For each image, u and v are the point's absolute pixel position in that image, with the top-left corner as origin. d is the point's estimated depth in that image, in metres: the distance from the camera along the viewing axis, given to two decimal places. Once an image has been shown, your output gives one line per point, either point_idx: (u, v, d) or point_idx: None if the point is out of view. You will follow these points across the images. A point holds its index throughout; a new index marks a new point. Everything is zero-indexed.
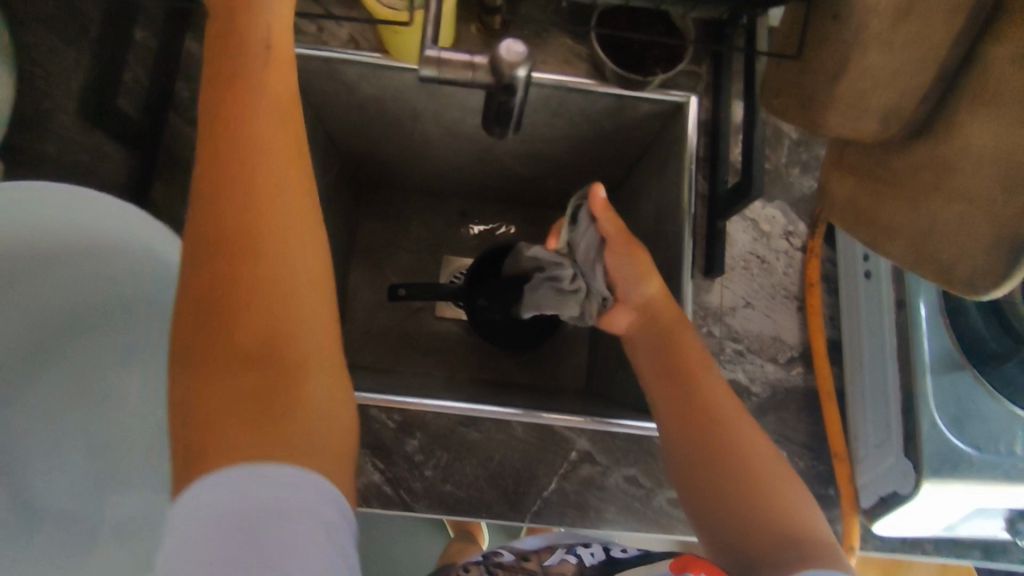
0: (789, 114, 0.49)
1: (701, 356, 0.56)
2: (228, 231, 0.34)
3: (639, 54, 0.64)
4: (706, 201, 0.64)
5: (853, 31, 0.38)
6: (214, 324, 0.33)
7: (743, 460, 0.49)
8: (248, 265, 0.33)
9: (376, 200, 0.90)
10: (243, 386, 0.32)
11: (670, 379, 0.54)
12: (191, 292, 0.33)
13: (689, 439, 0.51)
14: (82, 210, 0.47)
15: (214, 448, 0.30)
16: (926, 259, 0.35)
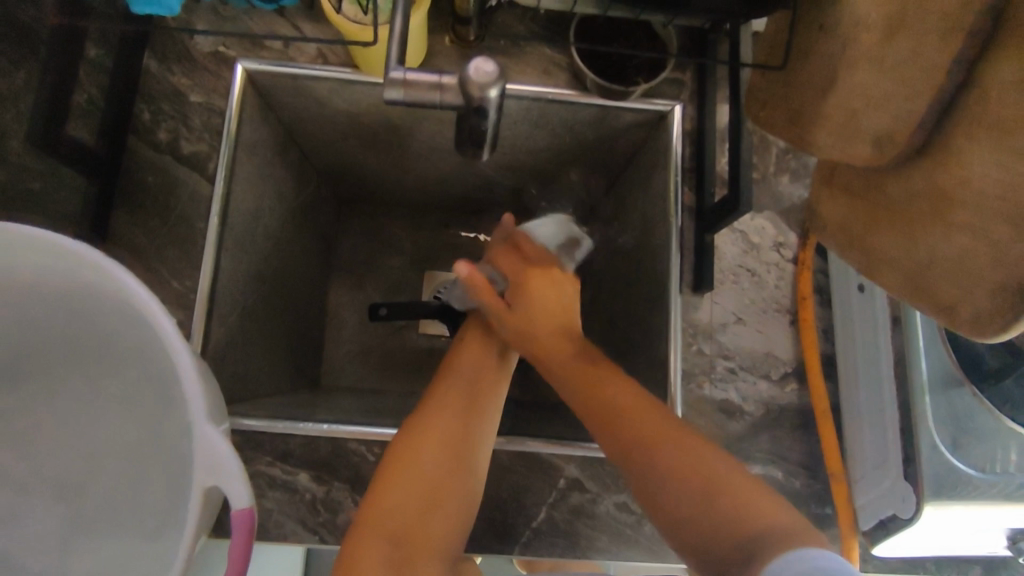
0: (775, 127, 0.47)
1: (624, 389, 0.49)
2: (460, 404, 0.53)
3: (620, 64, 0.62)
4: (693, 214, 0.61)
5: (840, 44, 0.37)
6: (419, 464, 0.48)
7: (703, 475, 0.44)
8: (470, 417, 0.52)
9: (356, 215, 0.87)
10: (427, 485, 0.47)
11: (601, 412, 0.49)
12: (448, 406, 0.53)
13: (645, 466, 0.46)
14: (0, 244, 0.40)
15: (387, 519, 0.45)
16: (926, 292, 0.36)
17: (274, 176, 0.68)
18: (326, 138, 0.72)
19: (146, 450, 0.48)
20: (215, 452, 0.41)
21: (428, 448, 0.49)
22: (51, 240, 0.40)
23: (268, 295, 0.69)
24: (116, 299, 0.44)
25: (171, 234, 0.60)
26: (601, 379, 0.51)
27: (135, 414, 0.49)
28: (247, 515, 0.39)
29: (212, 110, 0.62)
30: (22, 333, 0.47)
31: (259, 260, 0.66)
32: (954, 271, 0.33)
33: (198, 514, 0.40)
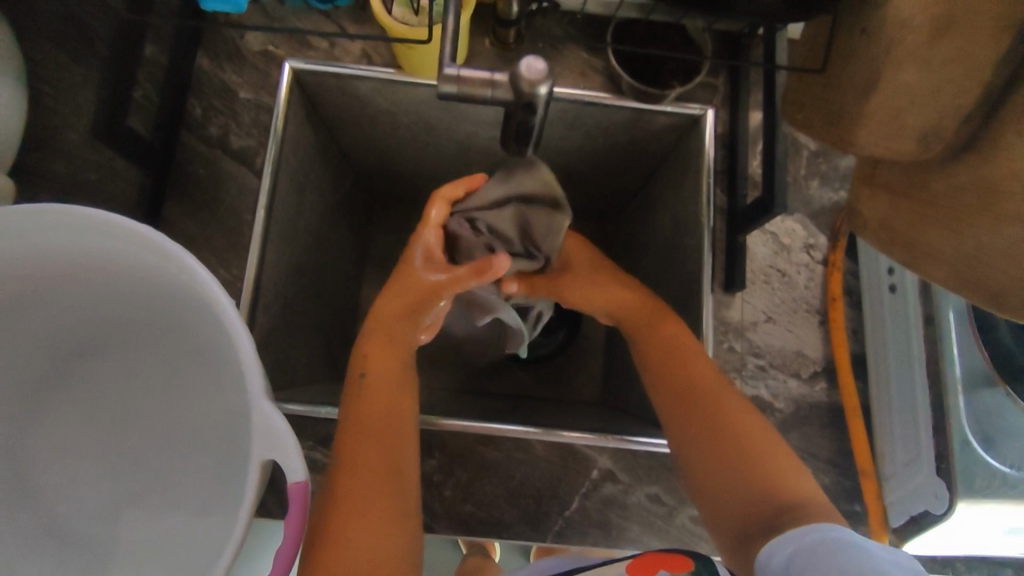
0: (812, 129, 0.49)
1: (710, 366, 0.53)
2: (374, 359, 0.51)
3: (656, 68, 0.64)
4: (725, 214, 0.63)
5: (883, 47, 0.39)
6: (356, 434, 0.46)
7: (765, 463, 0.46)
8: (383, 380, 0.50)
9: (388, 213, 0.89)
10: (372, 454, 0.45)
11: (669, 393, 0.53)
12: (371, 366, 0.50)
13: (704, 458, 0.48)
14: (64, 230, 0.43)
15: (344, 479, 0.44)
16: (976, 285, 0.37)
17: (314, 173, 0.70)
18: (366, 138, 0.74)
19: (182, 429, 0.51)
20: (269, 426, 0.42)
21: (368, 414, 0.48)
22: (123, 223, 0.43)
23: (307, 288, 0.71)
24: (171, 283, 0.46)
25: (218, 224, 0.62)
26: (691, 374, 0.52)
27: (184, 397, 0.51)
28: (301, 489, 0.41)
29: (262, 107, 0.64)
30: (85, 313, 0.50)
31: (300, 252, 0.68)
32: (1007, 260, 0.34)
33: (256, 484, 0.41)
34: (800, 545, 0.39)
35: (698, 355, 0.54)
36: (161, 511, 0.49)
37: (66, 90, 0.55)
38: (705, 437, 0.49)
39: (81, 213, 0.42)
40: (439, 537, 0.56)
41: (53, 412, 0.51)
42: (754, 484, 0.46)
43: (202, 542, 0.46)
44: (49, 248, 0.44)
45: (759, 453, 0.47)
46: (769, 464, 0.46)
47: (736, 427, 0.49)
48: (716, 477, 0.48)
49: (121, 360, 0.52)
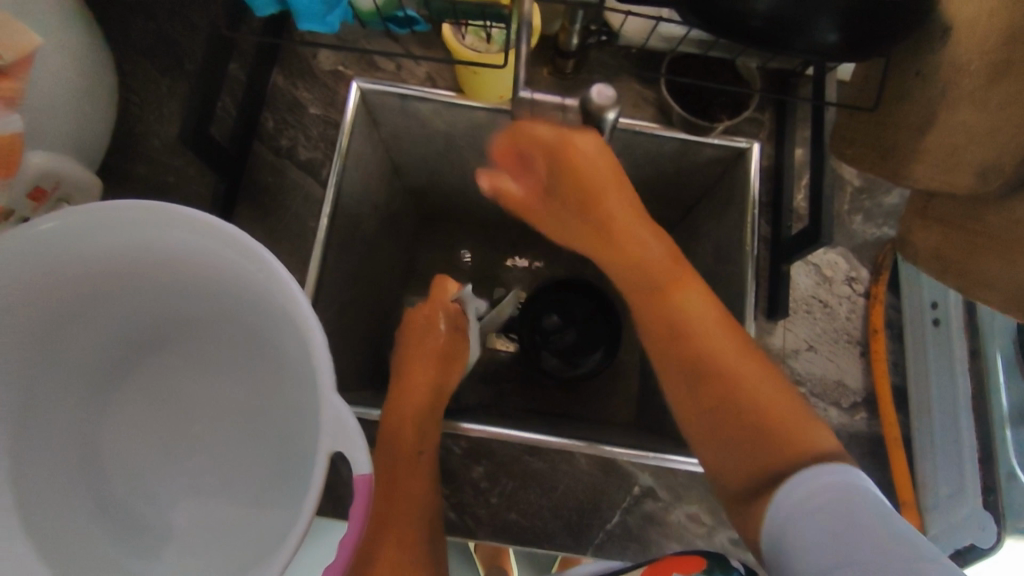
0: (863, 164, 0.52)
1: (716, 328, 0.46)
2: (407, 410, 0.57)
3: (706, 101, 0.66)
4: (769, 243, 0.65)
5: (939, 89, 0.42)
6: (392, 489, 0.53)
7: (794, 429, 0.41)
8: (413, 430, 0.56)
9: (432, 231, 0.93)
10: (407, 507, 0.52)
11: (690, 361, 0.45)
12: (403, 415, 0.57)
13: (741, 421, 0.42)
14: (155, 226, 0.46)
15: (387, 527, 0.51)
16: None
17: (371, 187, 0.74)
18: (420, 157, 0.78)
19: (242, 423, 0.53)
20: (339, 419, 0.44)
21: (401, 467, 0.53)
22: (212, 224, 0.46)
23: (359, 297, 0.73)
24: (245, 282, 0.49)
25: (284, 230, 0.65)
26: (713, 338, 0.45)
27: (247, 393, 0.54)
28: (367, 481, 0.43)
29: (330, 122, 0.68)
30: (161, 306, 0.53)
31: (354, 262, 0.71)
32: None
33: (324, 474, 0.44)
34: (817, 494, 0.37)
35: (707, 323, 0.46)
36: (221, 500, 0.51)
37: (154, 101, 0.65)
38: (694, 361, 0.45)
39: (173, 212, 0.45)
40: (483, 543, 0.57)
41: (123, 401, 0.53)
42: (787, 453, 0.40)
43: (262, 531, 0.48)
44: (138, 243, 0.47)
45: (772, 411, 0.42)
46: (765, 404, 0.43)
47: (730, 381, 0.44)
48: (741, 439, 0.42)
49: (190, 353, 0.55)
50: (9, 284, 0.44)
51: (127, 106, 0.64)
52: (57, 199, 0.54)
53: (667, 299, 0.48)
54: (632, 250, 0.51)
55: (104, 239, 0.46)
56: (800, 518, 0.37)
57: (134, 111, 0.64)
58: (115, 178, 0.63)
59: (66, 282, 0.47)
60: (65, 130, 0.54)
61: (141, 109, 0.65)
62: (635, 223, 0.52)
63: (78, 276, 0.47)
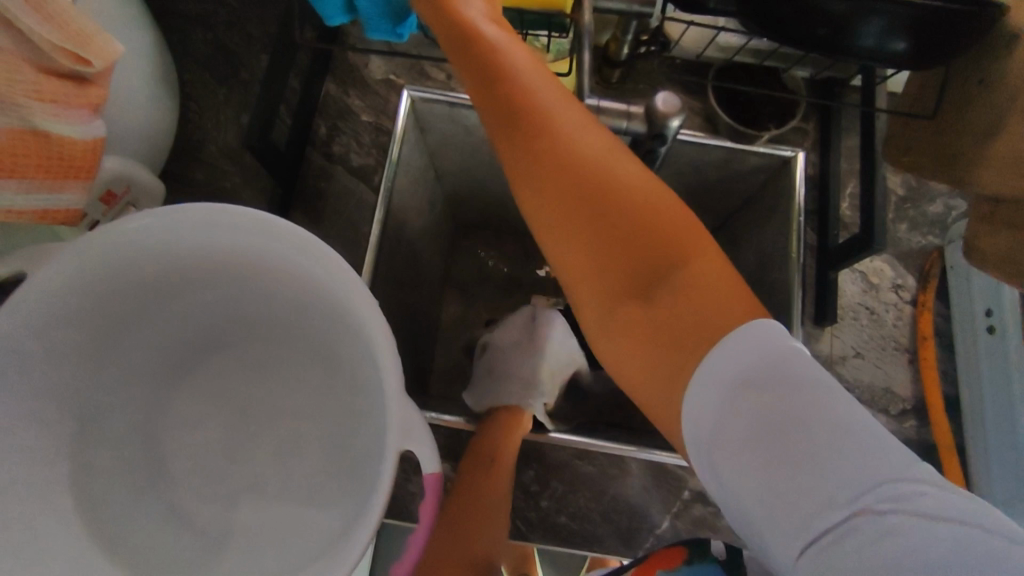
0: (922, 171, 0.53)
1: (629, 190, 0.39)
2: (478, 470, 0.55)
3: (755, 111, 0.68)
4: (815, 251, 0.66)
5: (1005, 95, 0.45)
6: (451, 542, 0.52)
7: (704, 302, 0.35)
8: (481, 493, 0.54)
9: (468, 238, 0.94)
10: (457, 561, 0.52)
11: (599, 235, 0.39)
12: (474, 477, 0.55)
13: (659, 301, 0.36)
14: (223, 227, 0.47)
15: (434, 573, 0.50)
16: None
17: (415, 193, 0.75)
18: (463, 164, 0.79)
19: (299, 424, 0.54)
20: (408, 417, 0.45)
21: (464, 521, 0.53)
22: (282, 225, 0.46)
23: (403, 301, 0.74)
24: (309, 283, 0.50)
25: (335, 234, 0.66)
26: (621, 204, 0.39)
27: (304, 392, 0.54)
28: (436, 479, 0.44)
29: (381, 130, 0.69)
30: (225, 305, 0.54)
31: (399, 268, 0.72)
32: None
33: (392, 472, 0.44)
34: (740, 381, 0.31)
35: (623, 185, 0.39)
36: (280, 499, 0.52)
37: (210, 109, 0.67)
38: (610, 246, 0.38)
39: (241, 213, 0.46)
40: (534, 546, 0.57)
41: (181, 403, 0.54)
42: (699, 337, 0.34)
43: (322, 531, 0.48)
44: (204, 245, 0.48)
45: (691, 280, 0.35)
46: (686, 283, 0.35)
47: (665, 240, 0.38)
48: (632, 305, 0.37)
49: (250, 353, 0.55)
50: (89, 281, 0.45)
51: (185, 113, 0.66)
52: (125, 204, 0.56)
53: (543, 157, 0.41)
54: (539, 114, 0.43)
55: (174, 240, 0.47)
56: (710, 426, 0.32)
57: (192, 117, 0.66)
58: (172, 182, 0.65)
59: (140, 280, 0.48)
60: (134, 135, 0.55)
61: (198, 116, 0.66)
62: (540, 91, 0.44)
63: (151, 274, 0.49)
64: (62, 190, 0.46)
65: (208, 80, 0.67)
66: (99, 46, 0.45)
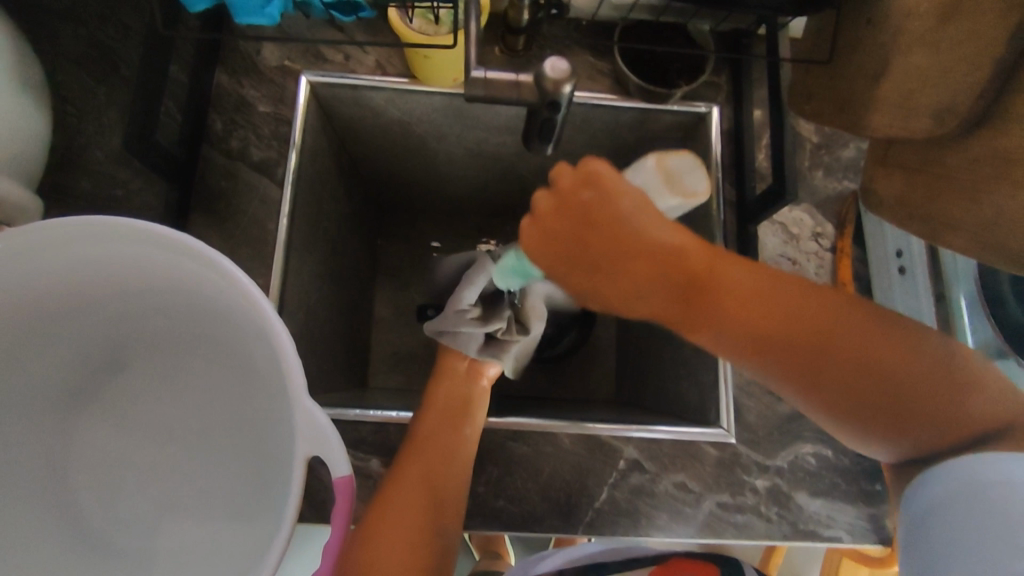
0: (821, 118, 0.53)
1: (788, 293, 0.43)
2: (438, 414, 0.57)
3: (663, 68, 0.66)
4: (734, 207, 0.65)
5: (890, 35, 0.45)
6: (409, 473, 0.52)
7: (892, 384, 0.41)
8: (445, 433, 0.55)
9: (396, 222, 0.91)
10: (419, 491, 0.51)
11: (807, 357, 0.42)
12: (434, 420, 0.57)
13: (857, 395, 0.42)
14: (101, 241, 0.44)
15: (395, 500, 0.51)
16: (998, 246, 0.41)
17: (328, 184, 0.72)
18: (377, 148, 0.76)
19: (217, 438, 0.52)
20: (316, 422, 0.43)
21: (426, 455, 0.54)
22: (162, 233, 0.43)
23: (326, 297, 0.72)
24: (203, 291, 0.47)
25: (242, 234, 0.63)
26: (815, 319, 0.42)
27: (219, 404, 0.52)
28: (348, 482, 0.42)
29: (281, 119, 0.65)
30: (119, 323, 0.51)
31: (317, 262, 0.69)
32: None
33: (303, 480, 0.42)
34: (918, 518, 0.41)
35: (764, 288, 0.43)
36: (201, 516, 0.50)
37: (89, 111, 0.62)
38: (785, 352, 0.42)
39: (116, 223, 0.43)
40: (474, 533, 0.57)
41: (88, 430, 0.51)
42: (929, 414, 0.41)
43: (243, 543, 0.46)
44: (84, 262, 0.45)
45: (866, 367, 0.41)
46: (901, 371, 0.41)
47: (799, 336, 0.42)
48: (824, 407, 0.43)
49: (157, 369, 0.53)
50: None
51: (62, 119, 0.61)
52: None
53: (768, 344, 0.42)
54: (641, 270, 0.43)
55: (49, 261, 0.44)
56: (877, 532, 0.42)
57: (70, 123, 0.61)
58: (56, 196, 0.60)
59: (13, 307, 0.44)
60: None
61: (77, 122, 0.62)
62: (613, 241, 0.43)
63: (25, 299, 0.45)
64: None
65: (83, 81, 0.62)
66: None
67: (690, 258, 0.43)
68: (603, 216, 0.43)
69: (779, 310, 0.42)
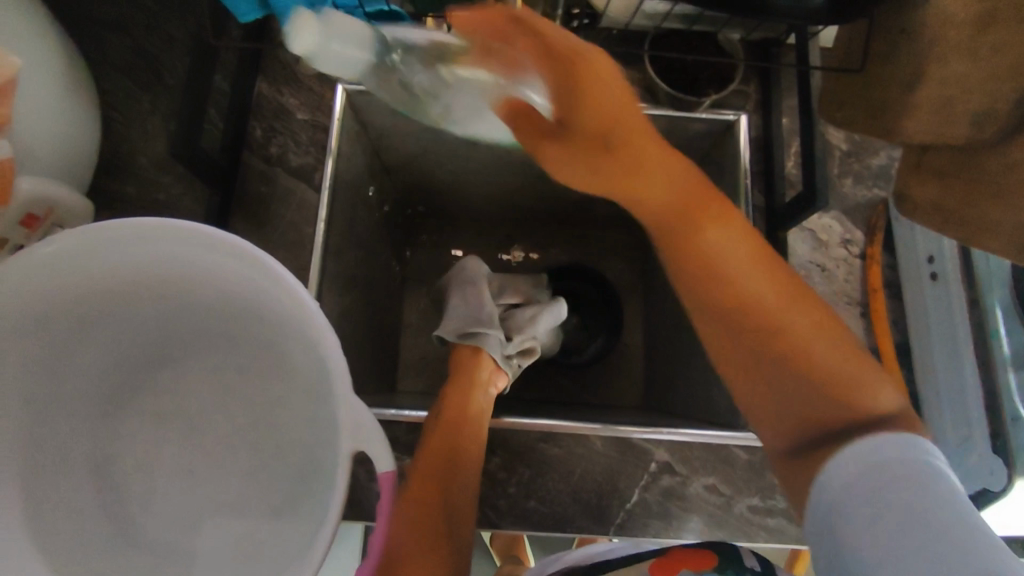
0: (854, 125, 0.54)
1: (739, 249, 0.45)
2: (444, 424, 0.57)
3: (692, 77, 0.67)
4: (763, 213, 0.66)
5: (925, 42, 0.45)
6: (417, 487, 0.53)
7: (803, 348, 0.44)
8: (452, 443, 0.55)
9: (425, 228, 0.93)
10: (427, 508, 0.51)
11: (732, 309, 0.46)
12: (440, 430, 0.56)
13: (779, 359, 0.45)
14: (154, 241, 0.46)
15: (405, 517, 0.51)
16: None
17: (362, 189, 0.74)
18: (409, 155, 0.78)
19: (258, 437, 0.53)
20: (359, 420, 0.44)
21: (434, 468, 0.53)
22: (213, 234, 0.45)
23: (358, 299, 0.73)
24: (250, 291, 0.48)
25: (279, 238, 0.65)
26: (746, 270, 0.45)
27: (260, 402, 0.53)
28: (390, 478, 0.44)
29: (318, 126, 0.67)
30: (163, 321, 0.52)
31: (351, 267, 0.71)
32: None
33: (347, 475, 0.44)
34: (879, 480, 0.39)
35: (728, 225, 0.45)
36: (243, 509, 0.51)
37: (137, 119, 0.64)
38: (735, 298, 0.45)
39: (170, 224, 0.45)
40: (506, 533, 0.58)
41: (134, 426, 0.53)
42: (834, 394, 0.44)
43: (285, 537, 0.48)
44: (136, 261, 0.47)
45: (785, 339, 0.45)
46: (823, 361, 0.44)
47: (768, 319, 0.45)
48: (797, 392, 0.45)
49: (198, 368, 0.54)
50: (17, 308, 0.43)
51: (111, 126, 0.64)
52: (50, 225, 0.54)
53: (713, 277, 0.46)
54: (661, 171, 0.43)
55: (104, 260, 0.46)
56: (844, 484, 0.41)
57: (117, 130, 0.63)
58: (103, 200, 0.63)
59: (68, 303, 0.46)
60: (51, 154, 0.53)
61: (125, 128, 0.64)
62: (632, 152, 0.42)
63: (78, 294, 0.47)
64: None
65: (131, 89, 0.65)
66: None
67: (660, 179, 0.43)
68: (585, 62, 0.40)
69: (732, 261, 0.45)
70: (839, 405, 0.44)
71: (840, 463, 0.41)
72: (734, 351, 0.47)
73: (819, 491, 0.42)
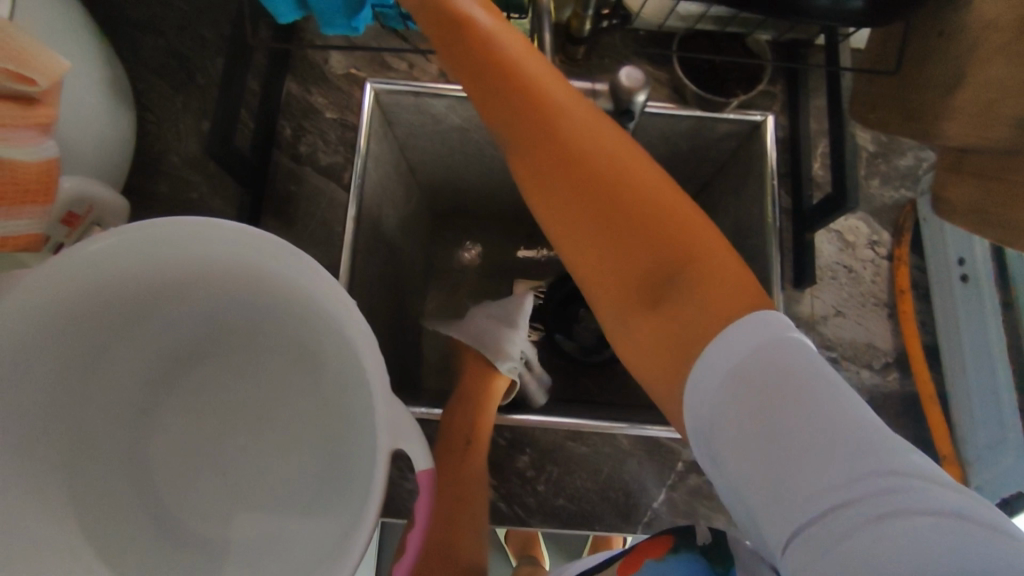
0: (888, 127, 0.55)
1: (623, 171, 0.45)
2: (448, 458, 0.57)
3: (720, 78, 0.68)
4: (791, 214, 0.66)
5: (969, 45, 0.46)
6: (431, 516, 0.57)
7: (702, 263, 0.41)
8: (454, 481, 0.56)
9: (447, 227, 0.94)
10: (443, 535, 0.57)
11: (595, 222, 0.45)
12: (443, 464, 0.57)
13: (633, 270, 0.43)
14: (191, 240, 0.46)
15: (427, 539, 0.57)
16: None
17: (389, 188, 0.74)
18: (434, 154, 0.79)
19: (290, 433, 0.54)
20: (396, 417, 0.45)
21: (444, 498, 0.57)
22: (250, 232, 0.45)
23: (384, 297, 0.74)
24: (285, 289, 0.49)
25: (309, 236, 0.66)
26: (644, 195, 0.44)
27: (292, 399, 0.54)
28: (430, 476, 0.44)
29: (347, 125, 0.68)
30: (198, 318, 0.53)
31: (378, 265, 0.72)
32: None
33: (385, 471, 0.44)
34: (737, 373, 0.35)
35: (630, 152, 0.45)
36: (278, 506, 0.51)
37: (169, 119, 0.65)
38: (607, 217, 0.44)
39: (207, 223, 0.45)
40: (534, 530, 0.58)
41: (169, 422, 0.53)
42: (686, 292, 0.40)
43: (321, 534, 0.48)
44: (173, 259, 0.47)
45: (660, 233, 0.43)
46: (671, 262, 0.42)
47: (667, 210, 0.43)
48: (636, 306, 0.43)
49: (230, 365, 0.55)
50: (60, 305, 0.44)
51: (144, 125, 0.64)
52: (89, 223, 0.54)
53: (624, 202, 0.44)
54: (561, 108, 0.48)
55: (143, 258, 0.46)
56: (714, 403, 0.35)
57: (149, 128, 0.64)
58: (137, 199, 0.64)
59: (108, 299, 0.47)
60: (90, 153, 0.54)
61: (157, 128, 0.65)
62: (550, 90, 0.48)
63: (117, 292, 0.47)
64: (20, 216, 0.45)
65: (164, 89, 0.65)
66: (40, 63, 0.44)
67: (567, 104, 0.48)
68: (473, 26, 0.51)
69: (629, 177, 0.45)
70: (689, 299, 0.40)
71: (717, 353, 0.36)
72: (615, 272, 0.44)
73: (694, 416, 0.37)
